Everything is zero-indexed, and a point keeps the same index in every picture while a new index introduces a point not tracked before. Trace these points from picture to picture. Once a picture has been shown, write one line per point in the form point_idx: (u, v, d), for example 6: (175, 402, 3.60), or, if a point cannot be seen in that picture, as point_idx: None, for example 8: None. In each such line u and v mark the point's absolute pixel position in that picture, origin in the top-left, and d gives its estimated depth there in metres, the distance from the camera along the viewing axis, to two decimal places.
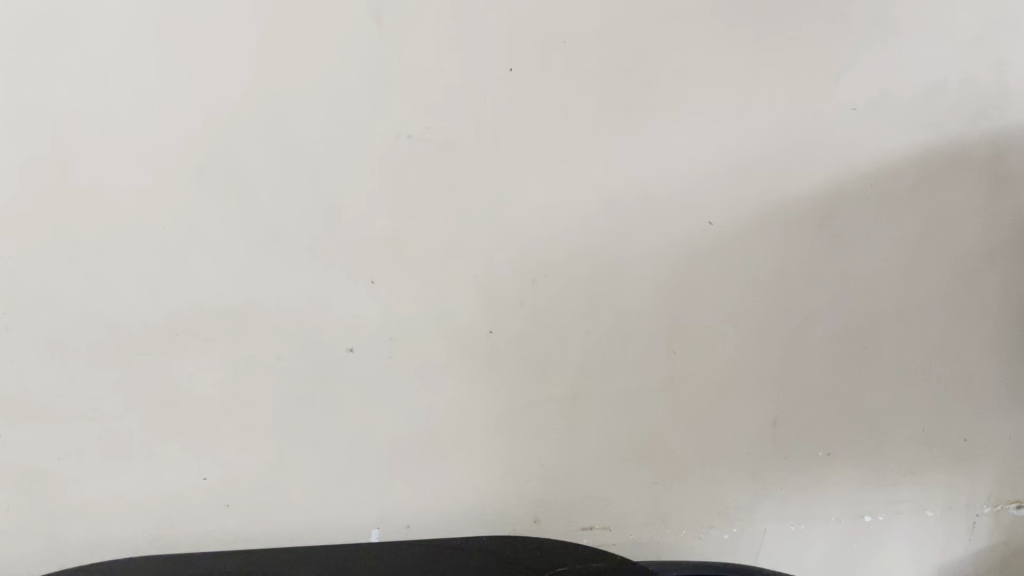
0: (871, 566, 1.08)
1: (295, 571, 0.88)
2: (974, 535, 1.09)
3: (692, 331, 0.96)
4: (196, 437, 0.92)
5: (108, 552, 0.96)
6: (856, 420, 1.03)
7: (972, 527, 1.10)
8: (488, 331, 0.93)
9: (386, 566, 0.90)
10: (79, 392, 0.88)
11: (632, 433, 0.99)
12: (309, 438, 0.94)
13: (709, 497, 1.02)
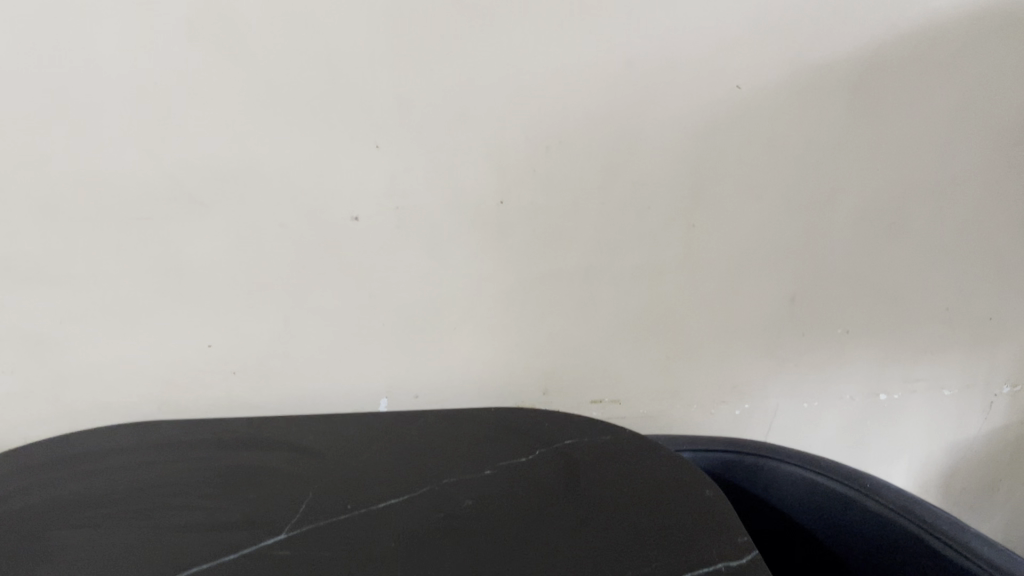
0: (884, 441, 1.13)
1: (313, 437, 0.84)
2: (991, 414, 1.14)
3: (716, 203, 0.92)
4: (199, 304, 0.85)
5: (116, 415, 0.89)
6: (875, 294, 1.03)
7: (990, 407, 1.14)
8: (498, 202, 0.87)
9: (405, 430, 0.87)
10: (81, 255, 0.79)
11: (651, 307, 0.97)
12: (314, 309, 0.88)
13: (725, 372, 1.04)
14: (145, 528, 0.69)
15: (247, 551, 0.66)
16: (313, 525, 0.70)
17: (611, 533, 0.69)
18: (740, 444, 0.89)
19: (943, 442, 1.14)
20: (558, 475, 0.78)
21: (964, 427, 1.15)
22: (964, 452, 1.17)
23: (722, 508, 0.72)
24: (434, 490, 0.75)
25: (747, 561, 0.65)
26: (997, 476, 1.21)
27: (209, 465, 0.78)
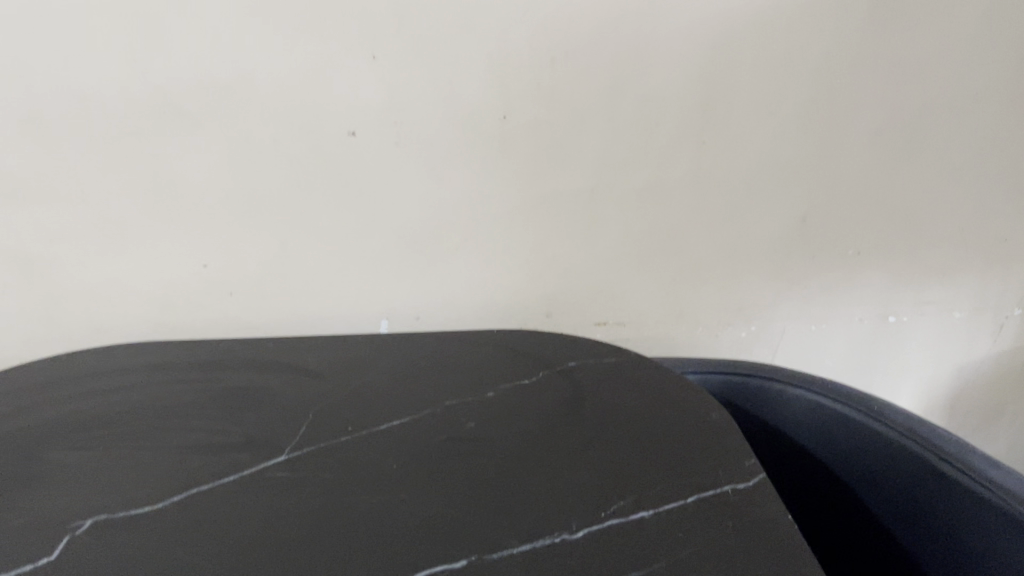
0: (891, 363, 1.12)
1: (313, 359, 0.83)
2: (1001, 337, 1.13)
3: (727, 118, 0.89)
4: (192, 224, 0.82)
5: (111, 337, 0.87)
6: (888, 215, 1.00)
7: (1001, 329, 1.13)
8: (501, 117, 0.83)
9: (407, 352, 0.85)
10: (67, 171, 0.76)
11: (658, 227, 0.95)
12: (312, 228, 0.85)
13: (732, 293, 1.02)
14: (143, 450, 0.68)
15: (248, 473, 0.65)
16: (313, 447, 0.69)
17: (616, 456, 0.68)
18: (747, 366, 0.87)
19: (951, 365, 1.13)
20: (562, 398, 0.77)
21: (974, 349, 1.13)
22: (972, 374, 1.16)
23: (728, 430, 0.71)
24: (436, 412, 0.74)
25: (754, 484, 0.64)
26: (1003, 397, 1.20)
27: (208, 387, 0.77)
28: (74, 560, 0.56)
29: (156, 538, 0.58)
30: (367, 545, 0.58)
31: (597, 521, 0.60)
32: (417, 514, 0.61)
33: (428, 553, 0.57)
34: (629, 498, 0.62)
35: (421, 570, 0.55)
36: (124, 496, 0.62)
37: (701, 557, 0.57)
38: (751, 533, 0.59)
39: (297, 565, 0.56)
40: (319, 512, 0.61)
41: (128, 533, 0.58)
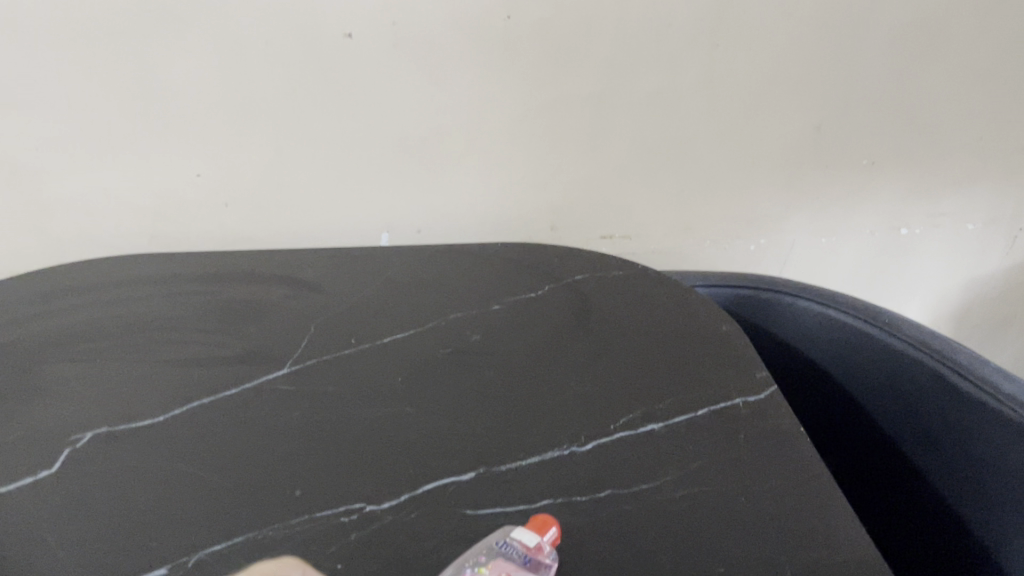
0: (901, 276, 1.11)
1: (313, 271, 0.81)
2: (1013, 249, 1.11)
3: (742, 19, 0.84)
4: (185, 131, 0.79)
5: (105, 249, 0.85)
6: (905, 123, 0.97)
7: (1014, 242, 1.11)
8: (505, 18, 0.79)
9: (409, 265, 0.83)
10: (49, 75, 0.72)
11: (667, 136, 0.92)
12: (309, 136, 0.82)
13: (742, 205, 0.99)
14: (142, 363, 0.66)
15: (250, 386, 0.64)
16: (317, 360, 0.67)
17: (625, 368, 0.67)
18: (756, 278, 0.86)
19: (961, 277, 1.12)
20: (570, 311, 0.75)
21: (985, 262, 1.12)
22: (981, 287, 1.15)
23: (739, 343, 0.70)
24: (441, 325, 0.73)
25: (765, 396, 0.63)
26: (1012, 311, 1.19)
27: (206, 300, 0.75)
28: (75, 473, 0.55)
29: (157, 452, 0.57)
30: (374, 459, 0.57)
31: (606, 434, 0.59)
32: (424, 427, 0.60)
33: (435, 466, 0.56)
34: (639, 411, 0.62)
35: (426, 483, 0.55)
36: (124, 409, 0.61)
37: (711, 470, 0.56)
38: (762, 445, 0.58)
39: (302, 477, 0.55)
40: (324, 425, 0.60)
41: (130, 447, 0.57)
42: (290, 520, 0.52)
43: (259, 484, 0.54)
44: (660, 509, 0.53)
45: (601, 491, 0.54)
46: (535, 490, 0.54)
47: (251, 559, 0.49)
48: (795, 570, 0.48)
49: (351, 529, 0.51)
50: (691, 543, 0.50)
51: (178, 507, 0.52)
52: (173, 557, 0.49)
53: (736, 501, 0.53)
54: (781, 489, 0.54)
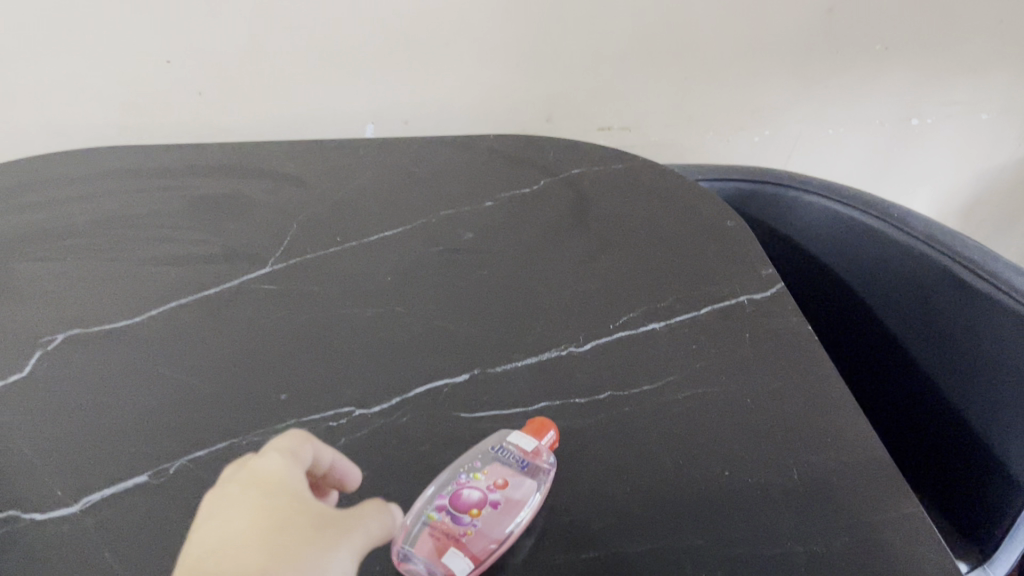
0: (909, 167, 1.07)
1: (295, 164, 0.76)
2: None
3: None
4: (149, 13, 0.72)
5: (74, 141, 0.80)
6: (924, 5, 0.90)
7: None
8: None
9: (397, 155, 0.79)
10: None
11: (671, 19, 0.85)
12: (286, 18, 0.76)
13: (747, 94, 0.94)
14: (116, 262, 0.63)
15: (231, 286, 0.61)
16: (301, 258, 0.64)
17: (625, 266, 0.64)
18: (761, 171, 0.82)
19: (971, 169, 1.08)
20: (567, 205, 0.72)
21: (998, 154, 1.07)
22: (992, 179, 1.11)
23: (744, 239, 0.67)
24: (433, 221, 0.69)
25: (772, 294, 0.61)
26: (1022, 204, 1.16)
27: (182, 195, 0.71)
28: (48, 377, 0.52)
29: (134, 356, 0.54)
30: (363, 361, 0.54)
31: (606, 334, 0.57)
32: (415, 328, 0.57)
33: (427, 369, 0.54)
34: (639, 310, 0.59)
35: (419, 386, 0.53)
36: (98, 310, 0.58)
37: (715, 370, 0.54)
38: (767, 345, 0.56)
39: (288, 381, 0.53)
40: (310, 327, 0.57)
41: (104, 350, 0.54)
42: (275, 425, 0.49)
43: (243, 388, 0.52)
44: (661, 411, 0.51)
45: (600, 393, 0.52)
46: (531, 392, 0.52)
47: None
48: (801, 472, 0.47)
49: (340, 433, 0.49)
50: (693, 445, 0.49)
51: (155, 414, 0.50)
52: (152, 466, 0.47)
53: (741, 403, 0.51)
54: (787, 390, 0.52)
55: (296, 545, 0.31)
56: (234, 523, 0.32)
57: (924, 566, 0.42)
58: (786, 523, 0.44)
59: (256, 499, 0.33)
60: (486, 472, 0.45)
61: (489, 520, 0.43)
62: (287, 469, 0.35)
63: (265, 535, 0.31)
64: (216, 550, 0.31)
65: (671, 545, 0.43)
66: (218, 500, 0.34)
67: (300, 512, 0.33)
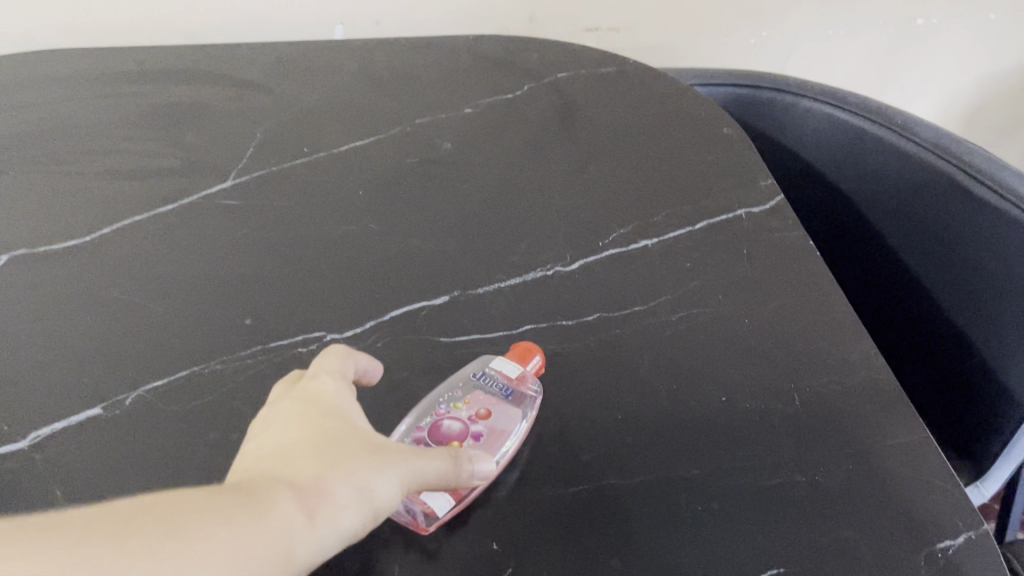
0: (910, 70, 1.02)
1: (257, 68, 0.70)
2: None
3: None
4: None
5: (15, 45, 0.74)
6: None
7: None
8: None
9: (368, 58, 0.73)
10: None
11: None
12: None
13: None
14: (63, 175, 0.58)
15: (190, 202, 0.56)
16: (266, 171, 0.59)
17: (614, 178, 0.60)
18: (758, 77, 0.78)
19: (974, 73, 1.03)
20: (551, 112, 0.67)
21: (1004, 58, 1.02)
22: (995, 84, 1.06)
23: (740, 148, 0.63)
24: (408, 130, 0.64)
25: (770, 208, 0.57)
26: None
27: (135, 103, 0.66)
28: None
29: (84, 278, 0.50)
30: (334, 283, 0.50)
31: (594, 252, 0.53)
32: (390, 246, 0.53)
33: (403, 291, 0.50)
34: (630, 227, 0.55)
35: (394, 310, 0.49)
36: (43, 228, 0.53)
37: (711, 290, 0.50)
38: (766, 262, 0.52)
39: (253, 304, 0.49)
40: (277, 246, 0.53)
41: (52, 272, 0.50)
42: (239, 352, 0.46)
43: (204, 313, 0.48)
44: (654, 335, 0.48)
45: (588, 315, 0.49)
46: (515, 315, 0.49)
47: (199, 397, 0.43)
48: (802, 397, 0.44)
49: (310, 361, 0.46)
50: (688, 370, 0.46)
51: (109, 342, 0.46)
52: (105, 398, 0.43)
53: (738, 325, 0.48)
54: (788, 310, 0.49)
55: (349, 455, 0.32)
56: (287, 431, 0.33)
57: (932, 496, 0.40)
58: (787, 451, 0.41)
59: (309, 413, 0.34)
60: (468, 402, 0.42)
61: (471, 452, 0.40)
62: (339, 389, 0.36)
63: (319, 443, 0.32)
64: (271, 453, 0.32)
65: (664, 478, 0.40)
66: (274, 410, 0.35)
67: (351, 428, 0.34)
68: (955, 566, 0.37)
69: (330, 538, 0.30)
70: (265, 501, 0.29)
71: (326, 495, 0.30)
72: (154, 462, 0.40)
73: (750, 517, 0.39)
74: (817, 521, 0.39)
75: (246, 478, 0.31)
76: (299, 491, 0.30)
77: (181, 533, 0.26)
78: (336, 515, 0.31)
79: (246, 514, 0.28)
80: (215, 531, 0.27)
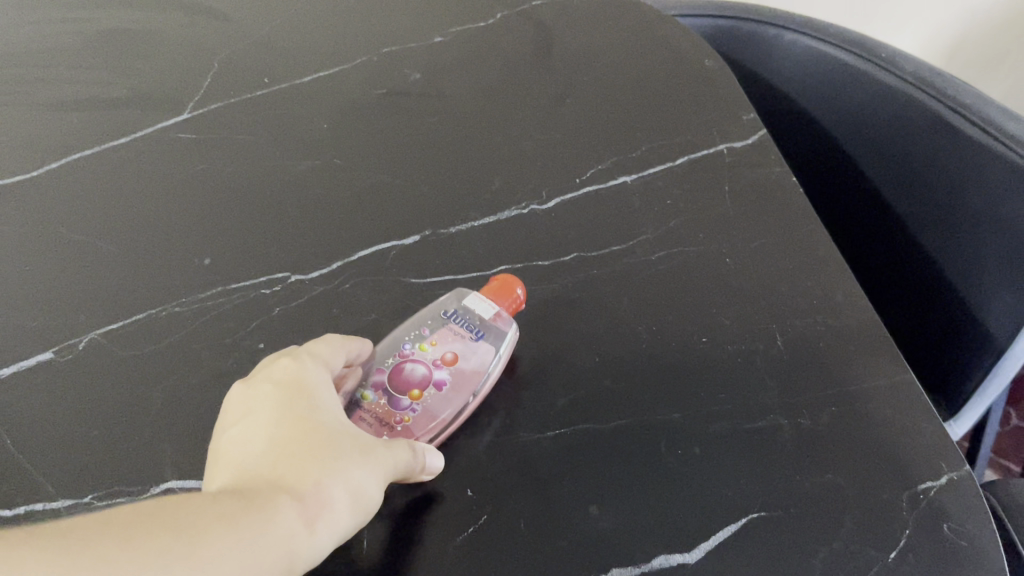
0: None
1: None
2: None
3: None
4: None
5: None
6: None
7: None
8: None
9: None
10: None
11: None
12: None
13: None
14: (8, 106, 0.55)
15: (143, 135, 0.53)
16: (223, 104, 0.56)
17: (592, 111, 0.57)
18: (756, 12, 0.74)
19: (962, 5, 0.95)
20: (526, 43, 0.64)
21: None
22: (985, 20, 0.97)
23: (722, 82, 0.60)
24: (374, 60, 0.61)
25: (752, 144, 0.55)
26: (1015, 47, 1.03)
27: (80, 31, 0.62)
28: None
29: (31, 218, 0.47)
30: (298, 221, 0.48)
31: (572, 189, 0.51)
32: (357, 183, 0.51)
33: (372, 229, 0.48)
34: (609, 163, 0.53)
35: (363, 249, 0.47)
36: None
37: (692, 228, 0.49)
38: (748, 198, 0.51)
39: (214, 243, 0.46)
40: (238, 182, 0.50)
41: None
42: (202, 294, 0.43)
43: (160, 254, 0.45)
44: (635, 274, 0.46)
45: (565, 255, 0.47)
46: (489, 255, 0.47)
47: (156, 339, 0.41)
48: (786, 338, 0.43)
49: (275, 303, 0.43)
50: (669, 312, 0.44)
51: (57, 286, 0.43)
52: (56, 344, 0.41)
53: (719, 264, 0.47)
54: (770, 248, 0.48)
55: (341, 453, 0.32)
56: (269, 429, 0.32)
57: (915, 437, 0.39)
58: (770, 395, 0.40)
59: (291, 405, 0.33)
60: (435, 344, 0.40)
61: (432, 402, 0.38)
62: (322, 373, 0.35)
63: (311, 442, 0.32)
64: (259, 457, 0.31)
65: (643, 422, 0.39)
66: (253, 395, 0.34)
67: (337, 421, 0.33)
68: (937, 508, 0.36)
69: (331, 540, 0.30)
70: (266, 512, 0.28)
71: (323, 499, 0.30)
72: (110, 409, 0.38)
73: (730, 461, 0.38)
74: (798, 465, 0.38)
75: (236, 486, 0.30)
76: (299, 502, 0.30)
77: (186, 546, 0.26)
78: (337, 520, 0.30)
79: (252, 527, 0.28)
80: (224, 539, 0.27)
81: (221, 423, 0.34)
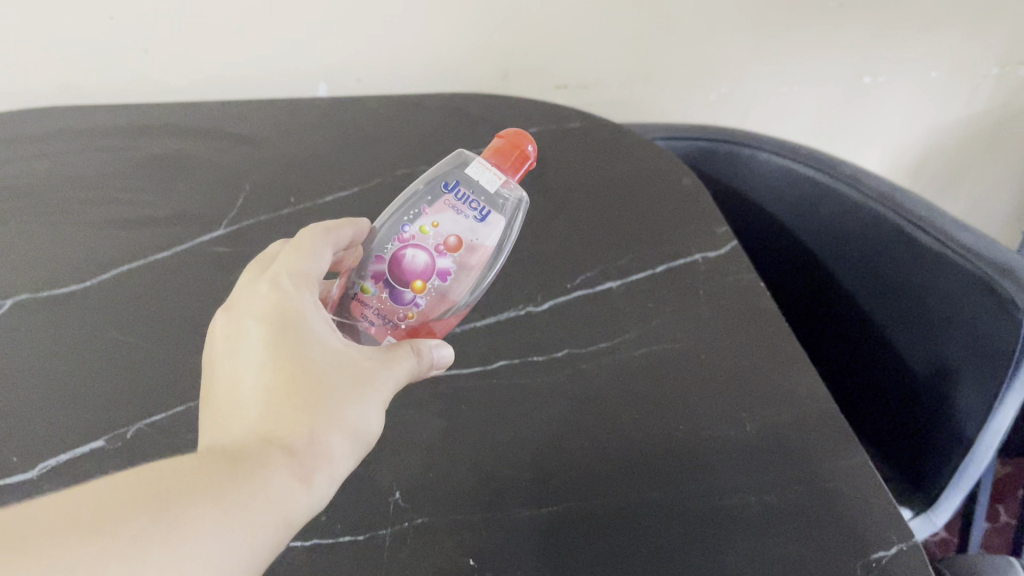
0: (867, 125, 1.01)
1: (244, 125, 0.74)
2: (991, 95, 0.99)
3: None
4: None
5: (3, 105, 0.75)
6: None
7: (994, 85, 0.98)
8: None
9: (349, 113, 0.76)
10: None
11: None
12: None
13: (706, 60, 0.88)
14: (63, 225, 0.61)
15: (182, 250, 0.60)
16: (252, 221, 0.63)
17: (582, 224, 0.64)
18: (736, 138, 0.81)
19: (927, 125, 1.02)
20: None
21: (953, 113, 1.01)
22: (949, 138, 1.04)
23: (699, 198, 0.67)
24: (388, 182, 0.68)
25: (724, 253, 0.61)
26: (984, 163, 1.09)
27: (127, 159, 0.69)
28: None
29: (85, 323, 0.53)
30: None
31: (564, 293, 0.57)
32: None
33: None
34: (596, 270, 0.59)
35: None
36: (44, 276, 0.57)
37: (672, 328, 0.54)
38: (721, 300, 0.57)
39: None
40: None
41: (52, 318, 0.53)
42: None
43: (198, 351, 0.51)
44: (619, 368, 0.51)
45: (557, 351, 0.53)
46: (489, 351, 0.52)
47: (194, 430, 0.46)
48: (754, 423, 0.48)
49: None
50: (649, 402, 0.49)
51: (108, 382, 0.49)
52: (107, 431, 0.46)
53: (695, 358, 0.52)
54: (741, 344, 0.53)
55: (331, 397, 0.36)
56: (258, 371, 0.36)
57: (868, 511, 0.43)
58: (740, 474, 0.45)
59: (276, 340, 0.36)
60: (436, 226, 0.43)
61: (434, 290, 0.43)
62: (302, 296, 0.38)
63: (301, 385, 0.35)
64: (252, 405, 0.35)
65: (626, 499, 0.44)
66: (237, 331, 0.37)
67: (322, 353, 0.37)
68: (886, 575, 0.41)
69: (326, 488, 0.34)
70: (262, 471, 0.32)
71: (318, 449, 0.34)
72: None
73: (702, 533, 0.42)
74: (765, 537, 0.42)
75: (233, 440, 0.34)
76: (293, 455, 0.33)
77: (177, 515, 0.28)
78: (332, 465, 0.35)
79: (242, 486, 0.31)
80: (207, 508, 0.29)
81: (212, 355, 0.38)
